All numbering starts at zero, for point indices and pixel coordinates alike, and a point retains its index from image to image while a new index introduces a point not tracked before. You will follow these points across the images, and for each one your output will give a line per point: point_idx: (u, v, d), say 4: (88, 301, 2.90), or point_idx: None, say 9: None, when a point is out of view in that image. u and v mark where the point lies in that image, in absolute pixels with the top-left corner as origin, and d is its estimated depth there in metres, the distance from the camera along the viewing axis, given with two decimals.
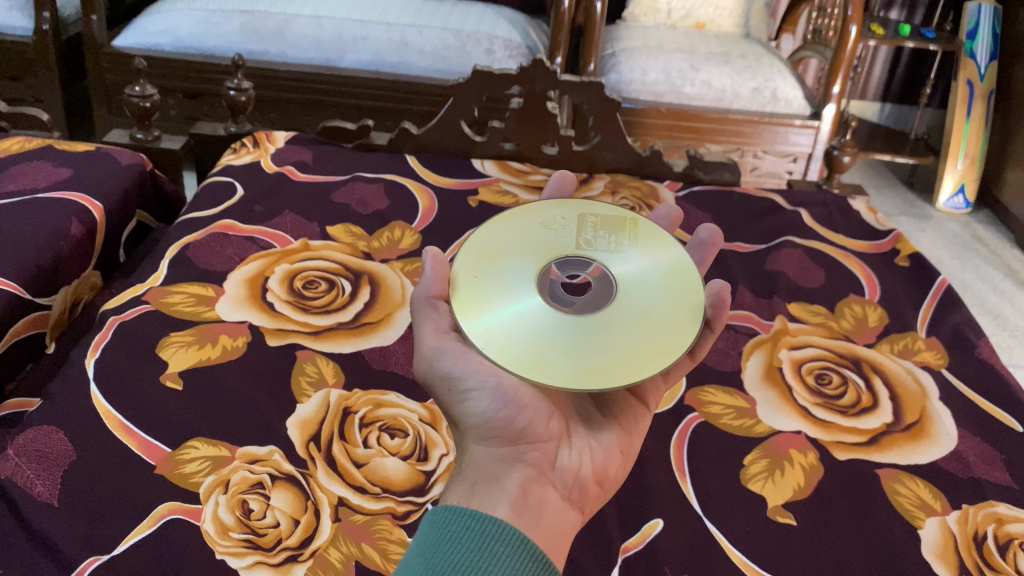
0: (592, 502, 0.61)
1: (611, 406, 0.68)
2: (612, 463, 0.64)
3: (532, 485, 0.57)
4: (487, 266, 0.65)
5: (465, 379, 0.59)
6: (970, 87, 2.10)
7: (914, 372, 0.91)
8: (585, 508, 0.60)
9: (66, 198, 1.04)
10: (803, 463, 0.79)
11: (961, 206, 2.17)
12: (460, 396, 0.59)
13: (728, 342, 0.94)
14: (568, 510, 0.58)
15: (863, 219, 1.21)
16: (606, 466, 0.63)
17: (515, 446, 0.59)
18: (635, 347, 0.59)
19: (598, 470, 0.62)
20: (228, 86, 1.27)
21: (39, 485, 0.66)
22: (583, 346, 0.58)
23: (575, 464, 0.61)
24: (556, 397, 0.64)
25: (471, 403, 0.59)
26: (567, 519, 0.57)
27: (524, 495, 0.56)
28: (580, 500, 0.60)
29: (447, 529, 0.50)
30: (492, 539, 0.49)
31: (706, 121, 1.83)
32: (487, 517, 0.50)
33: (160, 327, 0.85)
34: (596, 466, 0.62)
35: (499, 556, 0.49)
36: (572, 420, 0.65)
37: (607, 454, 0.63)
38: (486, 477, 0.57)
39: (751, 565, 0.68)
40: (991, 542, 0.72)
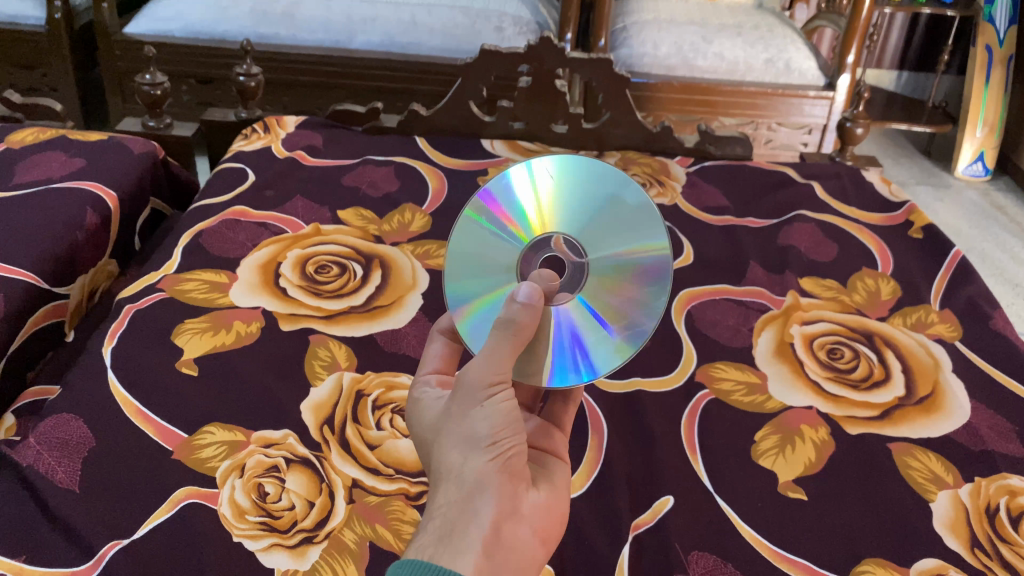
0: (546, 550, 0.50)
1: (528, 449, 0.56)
2: (561, 505, 0.52)
3: (513, 524, 0.46)
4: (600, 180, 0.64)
5: (490, 405, 0.48)
6: (989, 53, 2.07)
7: (927, 344, 0.91)
8: (545, 555, 0.49)
9: (80, 188, 1.05)
10: (814, 438, 0.79)
11: (980, 173, 2.14)
12: (475, 411, 0.48)
13: (739, 318, 0.94)
14: (532, 558, 0.48)
15: (877, 191, 1.20)
16: (559, 512, 0.52)
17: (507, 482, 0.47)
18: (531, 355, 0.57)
19: (554, 519, 0.51)
20: (237, 71, 1.27)
21: (60, 471, 0.67)
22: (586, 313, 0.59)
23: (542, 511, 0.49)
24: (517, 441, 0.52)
25: (481, 424, 0.48)
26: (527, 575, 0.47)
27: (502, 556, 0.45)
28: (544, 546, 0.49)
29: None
30: None
31: (719, 94, 1.81)
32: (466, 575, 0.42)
33: (174, 314, 0.86)
34: (554, 514, 0.51)
35: None
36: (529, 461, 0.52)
37: (566, 504, 0.53)
38: (470, 506, 0.45)
39: (761, 540, 0.69)
40: (1004, 514, 0.72)
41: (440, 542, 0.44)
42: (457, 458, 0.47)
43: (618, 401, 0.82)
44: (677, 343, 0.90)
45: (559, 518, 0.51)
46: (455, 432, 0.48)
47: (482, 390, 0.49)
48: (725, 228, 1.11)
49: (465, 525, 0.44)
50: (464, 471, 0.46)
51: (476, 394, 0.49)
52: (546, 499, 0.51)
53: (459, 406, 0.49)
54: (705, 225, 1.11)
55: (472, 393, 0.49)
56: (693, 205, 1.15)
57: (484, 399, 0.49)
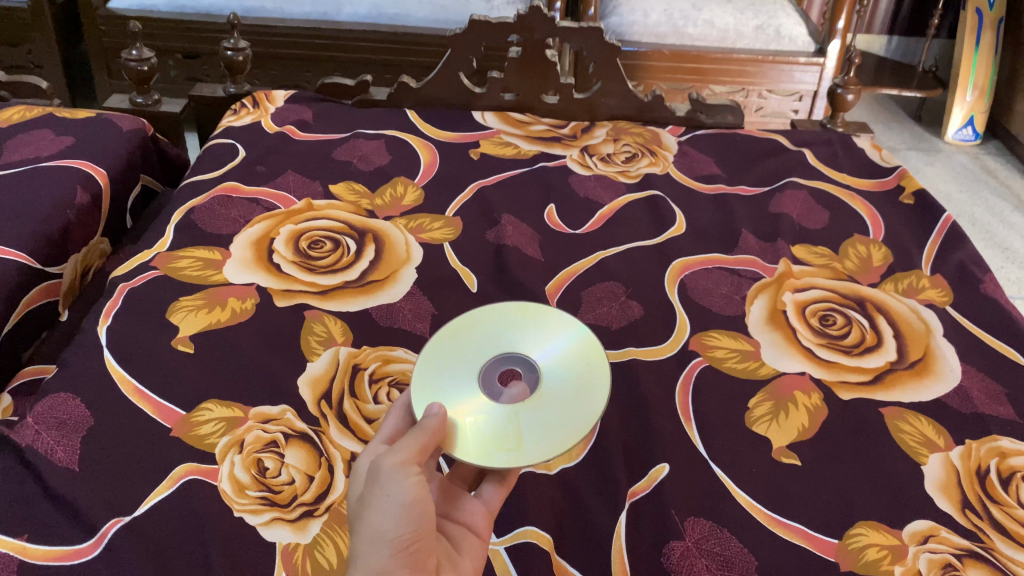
0: None
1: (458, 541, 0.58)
2: None
3: None
4: (519, 312, 0.71)
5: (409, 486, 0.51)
6: (979, 16, 2.05)
7: (918, 309, 0.92)
8: None
9: (70, 167, 1.05)
10: (807, 403, 0.80)
11: (970, 138, 2.14)
12: (388, 492, 0.51)
13: (732, 287, 0.95)
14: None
15: (868, 157, 1.20)
16: None
17: None
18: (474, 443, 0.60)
19: None
20: (224, 46, 1.25)
21: (59, 450, 0.68)
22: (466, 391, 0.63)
23: None
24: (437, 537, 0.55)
25: (406, 502, 0.50)
26: None
27: None
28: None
29: None
30: None
31: (710, 61, 1.80)
32: None
33: (168, 292, 0.86)
34: None
35: None
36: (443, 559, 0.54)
37: None
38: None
39: (756, 504, 0.70)
40: (994, 475, 0.73)
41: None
42: (363, 551, 0.49)
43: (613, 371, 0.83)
44: (671, 313, 0.91)
45: None
46: (367, 522, 0.50)
47: (404, 470, 0.52)
48: (718, 196, 1.10)
49: None
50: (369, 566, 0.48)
51: (392, 474, 0.52)
52: None
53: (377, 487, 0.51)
54: (697, 194, 1.11)
55: (388, 476, 0.52)
56: (685, 173, 1.15)
57: (398, 481, 0.51)
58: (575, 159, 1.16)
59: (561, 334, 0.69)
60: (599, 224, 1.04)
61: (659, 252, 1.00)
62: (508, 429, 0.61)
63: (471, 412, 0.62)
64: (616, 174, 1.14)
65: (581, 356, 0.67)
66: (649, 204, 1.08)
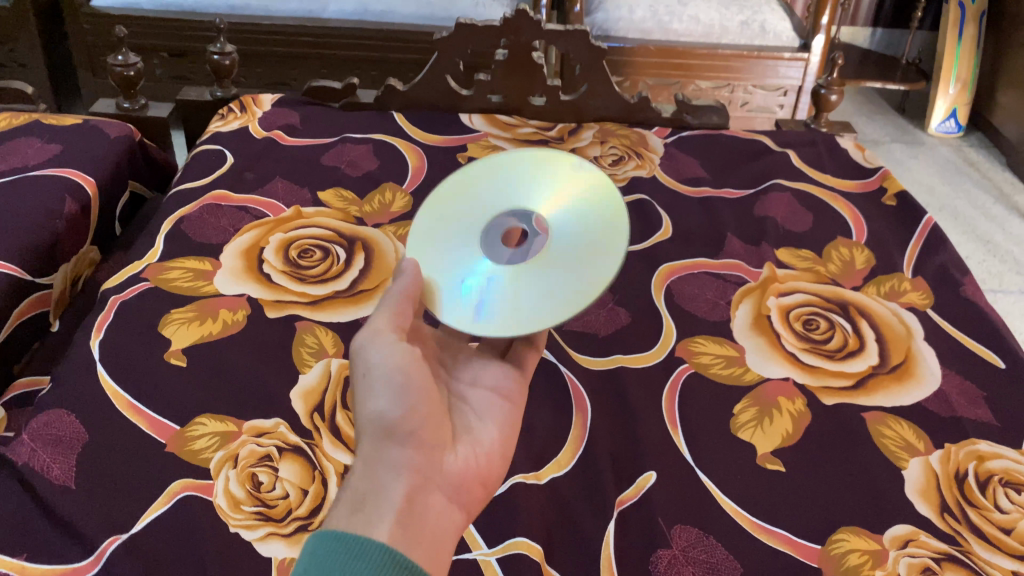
0: (476, 504, 0.59)
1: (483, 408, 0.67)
2: (494, 468, 0.63)
3: (428, 491, 0.54)
4: (538, 167, 0.74)
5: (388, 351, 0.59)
6: (962, 10, 2.07)
7: (900, 313, 0.93)
8: (469, 513, 0.58)
9: (58, 176, 1.05)
10: (791, 409, 0.81)
11: (953, 130, 2.16)
12: (378, 363, 0.58)
13: (717, 292, 0.96)
14: (455, 515, 0.56)
15: (851, 157, 1.21)
16: (487, 470, 0.61)
17: (410, 442, 0.56)
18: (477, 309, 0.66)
19: (479, 472, 0.60)
20: (210, 50, 1.25)
21: (55, 468, 0.69)
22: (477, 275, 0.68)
23: (461, 467, 0.59)
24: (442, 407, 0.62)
25: (392, 370, 0.58)
26: (450, 522, 0.55)
27: (411, 508, 0.52)
28: (465, 507, 0.58)
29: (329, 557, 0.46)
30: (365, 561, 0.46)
31: (696, 57, 1.81)
32: (365, 540, 0.47)
33: (160, 304, 0.87)
34: (479, 469, 0.60)
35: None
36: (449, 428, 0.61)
37: (496, 456, 0.63)
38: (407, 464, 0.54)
39: (741, 512, 0.72)
40: (972, 478, 0.75)
41: (399, 496, 0.52)
42: (369, 422, 0.56)
43: (601, 378, 0.84)
44: (657, 319, 0.92)
45: (483, 479, 0.61)
46: (366, 398, 0.57)
47: (381, 338, 0.59)
48: (703, 199, 1.12)
49: (377, 501, 0.51)
50: (374, 443, 0.55)
51: (381, 347, 0.59)
52: (463, 457, 0.60)
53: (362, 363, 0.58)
54: (683, 198, 1.12)
55: (374, 357, 0.59)
56: (671, 176, 1.16)
57: (387, 350, 0.59)
58: None
59: (576, 194, 0.71)
60: None
61: (645, 257, 1.01)
62: (508, 292, 0.66)
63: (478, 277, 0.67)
64: None
65: (598, 217, 0.68)
66: (636, 208, 1.09)
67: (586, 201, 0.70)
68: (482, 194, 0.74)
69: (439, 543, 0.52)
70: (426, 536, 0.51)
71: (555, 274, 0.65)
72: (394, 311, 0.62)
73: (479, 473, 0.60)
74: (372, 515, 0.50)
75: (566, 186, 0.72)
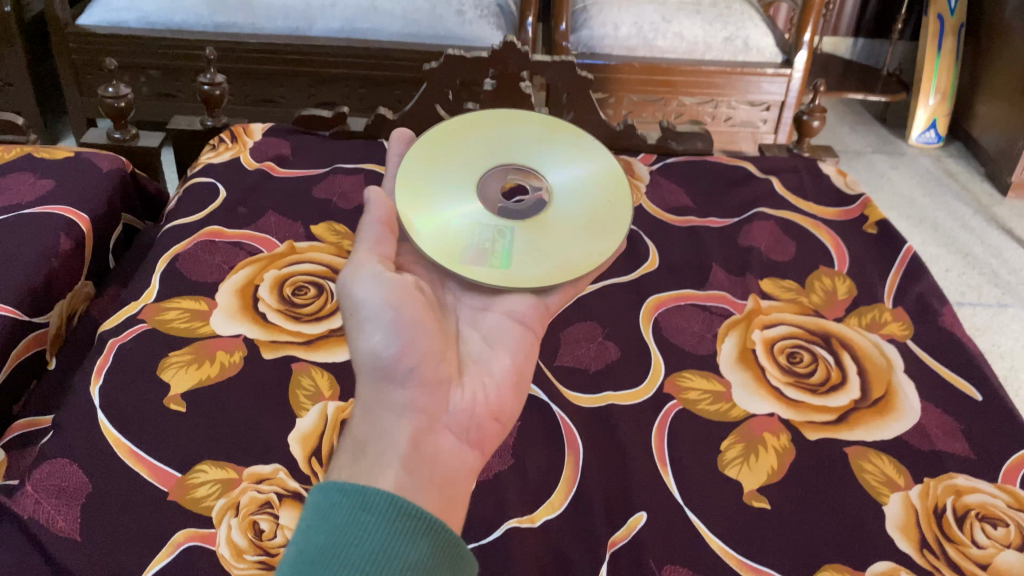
0: (492, 438, 0.67)
1: (501, 338, 0.75)
2: (507, 402, 0.70)
3: (435, 432, 0.62)
4: (533, 132, 0.87)
5: (380, 290, 0.65)
6: (941, 22, 2.10)
7: (881, 345, 0.96)
8: (484, 446, 0.66)
9: (52, 213, 1.06)
10: (776, 445, 0.84)
11: (933, 140, 2.19)
12: (363, 299, 0.65)
13: (704, 324, 0.98)
14: (467, 453, 0.63)
15: (833, 184, 1.24)
16: (499, 404, 0.69)
17: (408, 386, 0.63)
18: (477, 250, 0.77)
19: (492, 408, 0.68)
20: (201, 81, 1.26)
21: (60, 520, 0.70)
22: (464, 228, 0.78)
23: (468, 404, 0.66)
24: (447, 346, 0.70)
25: (381, 311, 0.64)
26: (462, 459, 0.62)
27: (417, 444, 0.59)
28: (478, 444, 0.65)
29: (333, 510, 0.51)
30: (368, 510, 0.51)
31: (680, 74, 1.83)
32: (365, 488, 0.52)
33: (157, 347, 0.88)
34: (489, 403, 0.68)
35: (371, 527, 0.50)
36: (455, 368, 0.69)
37: (506, 387, 0.70)
38: (410, 408, 0.62)
39: (729, 551, 0.74)
40: (950, 513, 0.78)
41: (402, 438, 0.59)
42: (366, 363, 0.64)
43: (592, 416, 0.86)
44: (646, 354, 0.94)
45: (496, 412, 0.68)
46: (359, 340, 0.65)
47: (365, 275, 0.66)
48: (689, 229, 1.14)
49: (379, 445, 0.58)
50: (378, 389, 0.63)
51: (365, 282, 0.66)
52: (472, 394, 0.67)
53: (352, 305, 0.65)
54: (669, 227, 1.14)
55: (358, 291, 0.66)
56: (657, 205, 1.19)
57: (370, 284, 0.65)
58: None
59: (570, 169, 0.86)
60: None
61: (633, 290, 1.03)
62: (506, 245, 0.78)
63: (479, 224, 0.79)
64: None
65: (594, 201, 0.83)
66: (623, 239, 1.12)
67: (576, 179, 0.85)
68: (478, 144, 0.85)
69: (450, 473, 0.60)
70: (432, 465, 0.59)
71: (553, 242, 0.80)
72: (383, 253, 0.71)
73: (490, 407, 0.68)
74: (379, 456, 0.57)
75: (562, 160, 0.86)
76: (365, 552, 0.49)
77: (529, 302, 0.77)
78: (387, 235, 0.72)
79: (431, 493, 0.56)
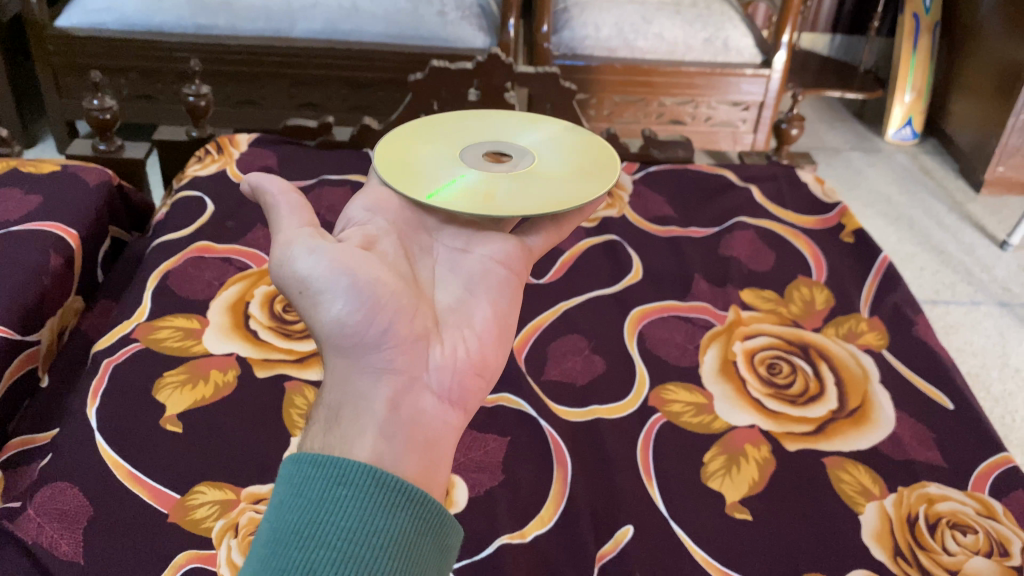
0: (476, 396, 0.64)
1: (489, 281, 0.72)
2: (492, 354, 0.66)
3: (415, 393, 0.59)
4: (513, 127, 0.89)
5: (321, 260, 0.61)
6: (916, 20, 2.15)
7: (857, 355, 0.99)
8: (469, 404, 0.63)
9: (41, 230, 1.07)
10: (757, 457, 0.87)
11: (909, 137, 2.23)
12: (303, 273, 0.61)
13: (686, 336, 1.01)
14: (450, 413, 0.61)
15: (811, 192, 1.27)
16: (483, 358, 0.65)
17: (375, 351, 0.60)
18: (458, 195, 0.73)
19: (476, 362, 0.65)
20: (186, 92, 1.26)
21: (64, 543, 0.71)
22: (455, 180, 0.76)
23: (449, 358, 0.63)
24: (420, 301, 0.66)
25: (333, 278, 0.61)
26: (446, 422, 0.60)
27: (395, 409, 0.57)
28: (461, 401, 0.62)
29: (304, 483, 0.51)
30: (344, 484, 0.50)
31: (660, 74, 1.85)
32: (339, 460, 0.51)
33: (151, 367, 0.90)
34: (473, 357, 0.65)
35: (348, 501, 0.49)
36: (432, 322, 0.65)
37: (488, 336, 0.67)
38: (386, 370, 0.59)
39: (712, 562, 0.77)
40: (922, 521, 0.81)
41: (381, 402, 0.57)
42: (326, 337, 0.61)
43: (579, 431, 0.89)
44: (630, 366, 0.97)
45: (482, 366, 0.65)
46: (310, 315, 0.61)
47: (301, 249, 0.62)
48: (671, 239, 1.17)
49: (353, 416, 0.56)
50: (344, 357, 0.60)
51: (300, 255, 0.61)
52: (454, 349, 0.64)
53: (296, 283, 0.61)
54: (652, 238, 1.17)
55: (292, 267, 0.61)
56: (640, 215, 1.21)
57: (306, 258, 0.61)
58: None
59: (547, 147, 0.86)
60: (561, 273, 1.10)
61: (617, 302, 1.06)
62: (486, 188, 0.74)
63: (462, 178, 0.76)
64: None
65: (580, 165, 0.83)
66: (607, 250, 1.14)
67: (559, 154, 0.85)
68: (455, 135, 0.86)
69: (433, 436, 0.58)
70: (415, 431, 0.56)
71: (546, 184, 0.77)
72: (307, 221, 0.66)
73: (473, 362, 0.64)
74: (356, 422, 0.55)
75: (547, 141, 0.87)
76: (342, 527, 0.48)
77: (512, 245, 0.76)
78: (299, 204, 0.68)
79: (412, 457, 0.55)
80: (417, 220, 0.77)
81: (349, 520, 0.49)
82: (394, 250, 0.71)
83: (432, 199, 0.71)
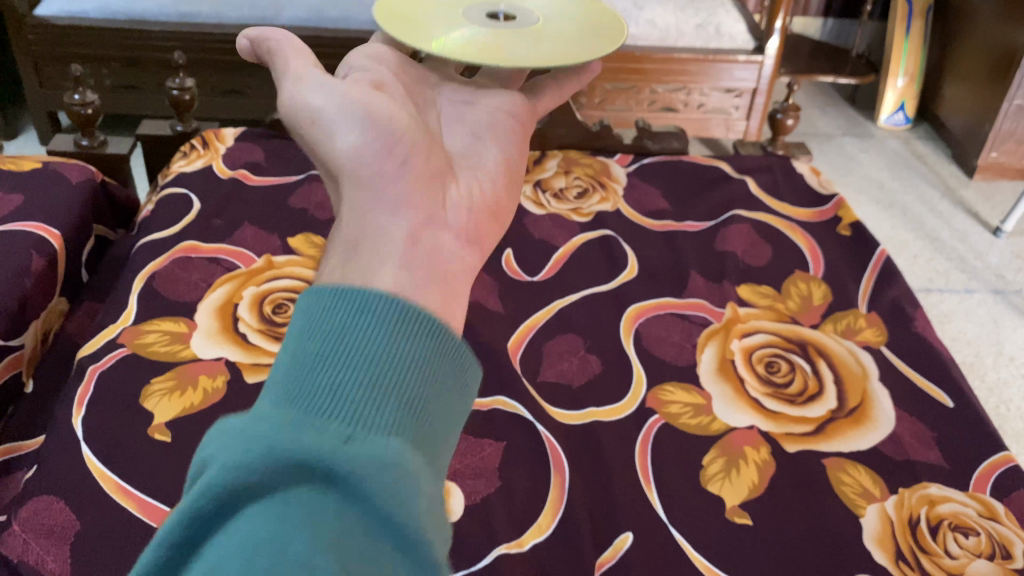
0: (492, 238, 0.58)
1: (495, 126, 0.71)
2: (502, 197, 0.62)
3: (438, 227, 0.52)
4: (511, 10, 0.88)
5: (335, 92, 0.55)
6: (909, 5, 2.13)
7: (856, 352, 0.98)
8: (487, 237, 0.57)
9: (22, 230, 1.04)
10: (756, 459, 0.86)
11: (901, 122, 2.22)
12: (314, 103, 0.55)
13: (683, 335, 1.00)
14: (470, 252, 0.54)
15: (807, 183, 1.25)
16: (496, 201, 0.60)
17: (392, 158, 0.54)
18: (472, 48, 0.74)
19: (489, 204, 0.59)
20: (169, 86, 1.23)
21: (51, 560, 0.70)
22: (459, 34, 0.76)
23: (465, 197, 0.58)
24: (432, 147, 0.60)
25: (346, 111, 0.55)
26: (468, 258, 0.53)
27: (417, 236, 0.49)
28: (478, 239, 0.56)
29: (329, 312, 0.40)
30: (369, 313, 0.40)
31: (652, 61, 1.82)
32: (365, 291, 0.41)
33: (138, 373, 0.87)
34: (487, 202, 0.59)
35: (374, 331, 0.40)
36: (443, 166, 0.59)
37: (498, 186, 0.62)
38: (405, 201, 0.52)
39: (713, 569, 0.76)
40: (924, 524, 0.80)
41: (401, 230, 0.49)
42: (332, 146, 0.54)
43: (576, 434, 0.87)
44: (627, 367, 0.95)
45: (494, 209, 0.59)
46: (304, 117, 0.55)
47: (311, 81, 0.56)
48: (667, 234, 1.15)
49: (372, 237, 0.47)
50: (354, 158, 0.53)
51: (313, 88, 0.56)
52: (469, 193, 0.59)
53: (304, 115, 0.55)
54: (647, 232, 1.15)
55: (297, 98, 0.55)
56: (635, 208, 1.19)
57: (317, 93, 0.55)
58: (529, 197, 1.19)
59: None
60: (555, 271, 1.08)
61: (613, 300, 1.04)
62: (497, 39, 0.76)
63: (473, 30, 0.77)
64: (569, 212, 1.17)
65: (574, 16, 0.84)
66: (602, 246, 1.12)
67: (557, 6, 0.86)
68: None
69: (454, 266, 0.50)
70: (440, 257, 0.49)
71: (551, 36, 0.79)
72: (310, 63, 0.60)
73: (487, 204, 0.59)
74: (375, 252, 0.46)
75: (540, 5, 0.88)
76: (371, 367, 0.38)
77: (516, 98, 0.76)
78: (301, 50, 0.61)
79: (434, 291, 0.46)
80: (420, 77, 0.75)
81: (378, 370, 0.38)
82: (401, 95, 0.67)
83: (441, 49, 0.72)
